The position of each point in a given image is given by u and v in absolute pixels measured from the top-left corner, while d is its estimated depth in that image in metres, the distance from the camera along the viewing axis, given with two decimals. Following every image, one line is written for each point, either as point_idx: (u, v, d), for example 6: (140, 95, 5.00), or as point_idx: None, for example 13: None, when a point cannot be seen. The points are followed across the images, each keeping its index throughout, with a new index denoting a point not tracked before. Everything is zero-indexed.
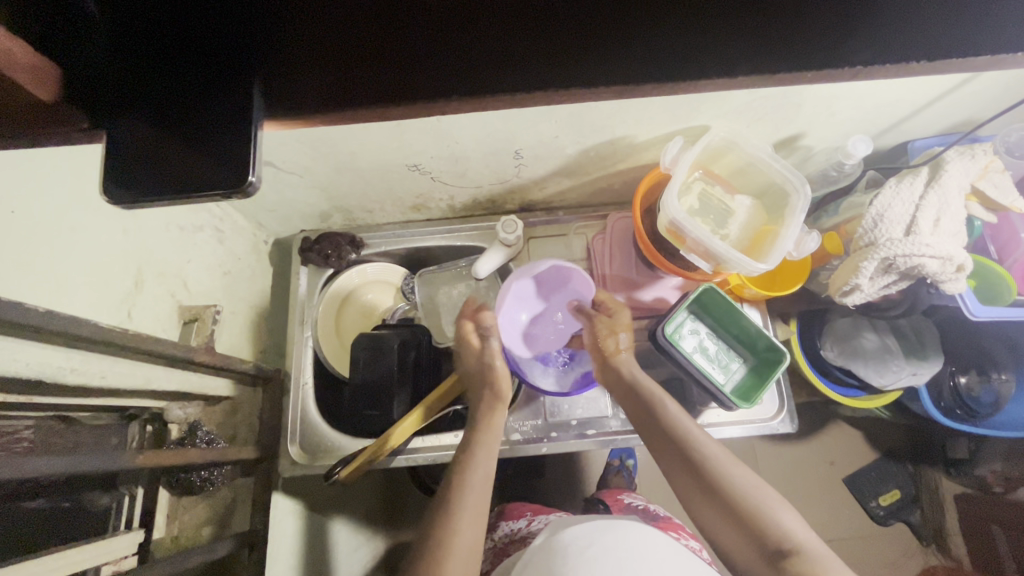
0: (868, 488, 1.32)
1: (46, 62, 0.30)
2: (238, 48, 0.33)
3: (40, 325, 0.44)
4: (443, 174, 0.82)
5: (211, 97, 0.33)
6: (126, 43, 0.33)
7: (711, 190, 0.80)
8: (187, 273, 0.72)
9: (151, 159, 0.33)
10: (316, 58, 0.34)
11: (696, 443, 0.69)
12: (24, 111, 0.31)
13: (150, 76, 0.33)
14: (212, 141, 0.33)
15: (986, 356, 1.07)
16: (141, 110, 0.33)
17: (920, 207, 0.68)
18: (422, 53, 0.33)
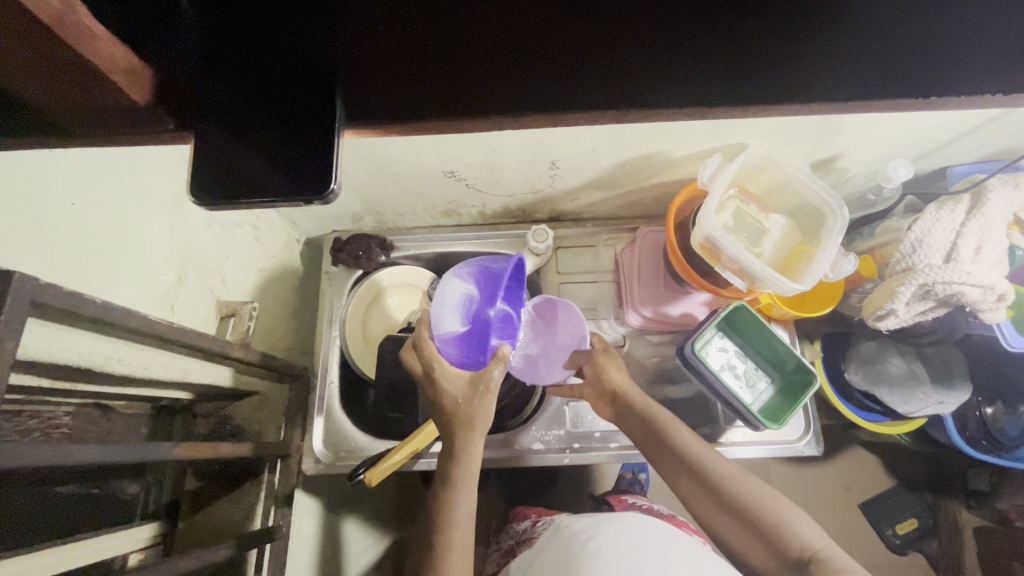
0: (885, 516, 1.30)
1: (143, 66, 0.36)
2: (323, 62, 0.39)
3: (100, 317, 0.46)
4: (478, 181, 0.83)
5: (294, 102, 0.39)
6: (207, 54, 0.38)
7: (745, 208, 0.80)
8: (226, 269, 0.73)
9: (224, 162, 0.38)
10: (390, 79, 0.40)
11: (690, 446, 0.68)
12: (123, 108, 0.37)
13: (226, 79, 0.38)
14: (290, 143, 0.38)
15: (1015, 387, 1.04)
16: (219, 119, 0.38)
17: (961, 234, 0.68)
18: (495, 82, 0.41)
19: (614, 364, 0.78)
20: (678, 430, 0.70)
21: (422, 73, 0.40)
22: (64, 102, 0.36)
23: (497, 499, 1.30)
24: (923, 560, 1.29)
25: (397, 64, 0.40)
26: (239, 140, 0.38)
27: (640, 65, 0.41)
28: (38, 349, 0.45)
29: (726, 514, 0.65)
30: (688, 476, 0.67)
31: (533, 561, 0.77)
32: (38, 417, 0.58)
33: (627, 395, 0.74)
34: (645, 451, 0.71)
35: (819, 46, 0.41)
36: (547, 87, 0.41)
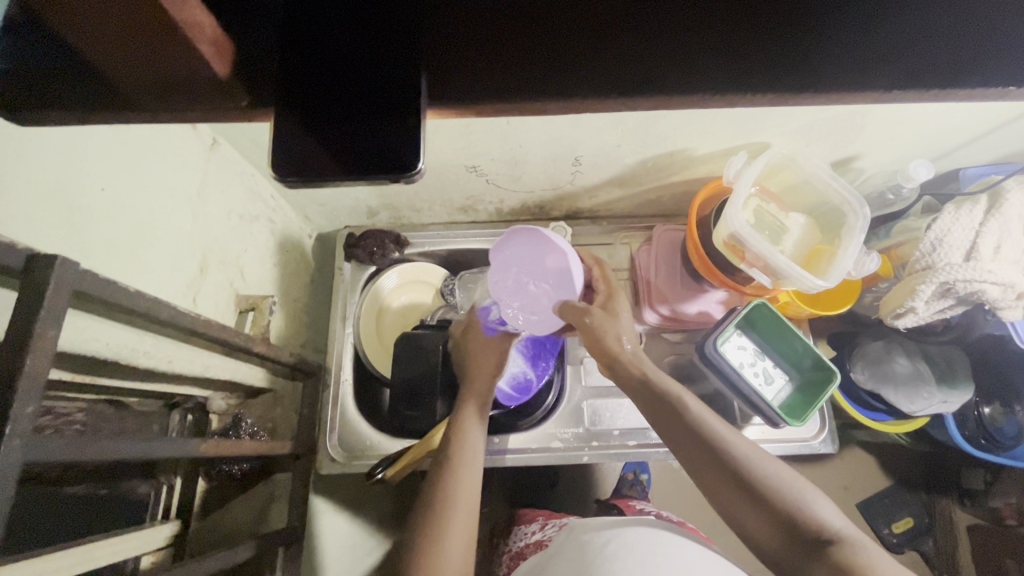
0: (883, 515, 1.32)
1: (228, 39, 0.31)
2: (405, 34, 0.34)
3: (131, 308, 0.44)
4: (498, 177, 0.82)
5: (377, 81, 0.33)
6: (293, 31, 0.33)
7: (766, 207, 0.80)
8: (243, 262, 0.71)
9: (300, 150, 0.33)
10: (478, 55, 0.35)
11: (696, 413, 0.63)
12: (198, 84, 0.32)
13: (305, 57, 0.33)
14: (378, 128, 0.33)
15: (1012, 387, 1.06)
16: (302, 101, 0.33)
17: (980, 234, 0.69)
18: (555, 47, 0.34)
19: (612, 324, 0.71)
20: (688, 402, 0.65)
21: (489, 47, 0.34)
22: (124, 72, 0.31)
23: (500, 500, 1.29)
24: (919, 558, 1.31)
25: (482, 40, 0.34)
26: (315, 125, 0.33)
27: (673, 52, 0.34)
28: (69, 340, 0.43)
29: (738, 491, 0.59)
30: (690, 439, 0.62)
31: (547, 563, 0.76)
32: (53, 413, 0.55)
33: (631, 360, 0.69)
34: (649, 415, 0.66)
35: (870, 24, 0.34)
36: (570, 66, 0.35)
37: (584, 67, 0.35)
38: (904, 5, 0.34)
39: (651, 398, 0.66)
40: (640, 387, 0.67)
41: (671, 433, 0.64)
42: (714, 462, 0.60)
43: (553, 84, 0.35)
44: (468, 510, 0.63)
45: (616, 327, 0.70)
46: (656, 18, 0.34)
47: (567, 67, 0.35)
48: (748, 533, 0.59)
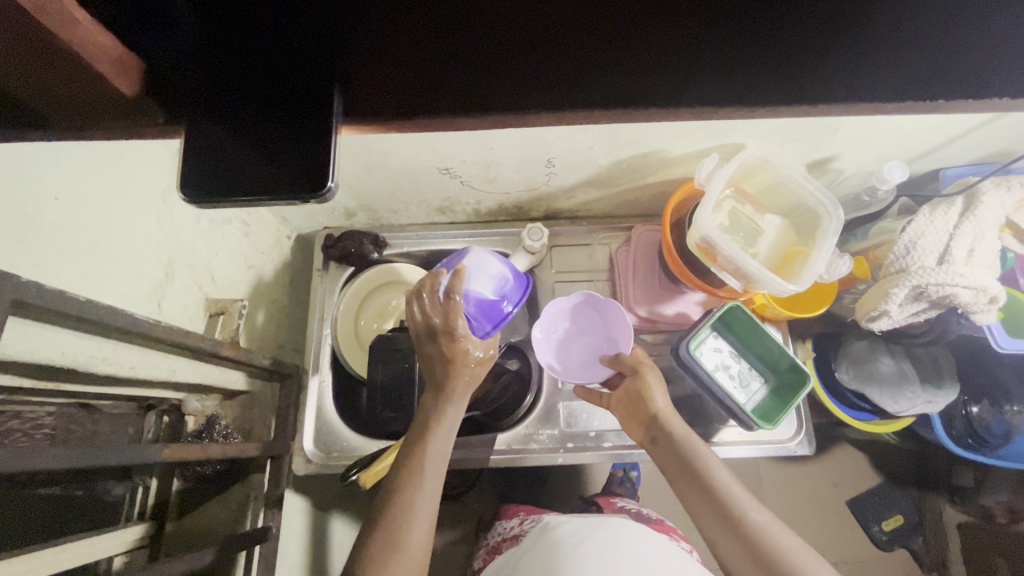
0: (872, 513, 1.31)
1: (134, 59, 0.38)
2: (313, 59, 0.42)
3: (82, 316, 0.44)
4: (473, 178, 0.82)
5: (291, 99, 0.42)
6: (208, 50, 0.41)
7: (741, 208, 0.79)
8: (215, 265, 0.71)
9: (223, 158, 0.42)
10: (380, 85, 0.43)
11: (706, 463, 0.67)
12: (115, 101, 0.39)
13: (233, 81, 0.41)
14: (296, 145, 0.42)
15: (999, 386, 1.06)
16: (218, 116, 0.42)
17: (954, 236, 0.68)
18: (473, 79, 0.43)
19: (653, 377, 0.74)
20: (715, 468, 0.67)
21: (399, 76, 0.43)
22: (47, 94, 0.38)
23: (488, 497, 1.30)
24: (908, 555, 1.30)
25: (387, 62, 0.43)
26: (235, 136, 0.42)
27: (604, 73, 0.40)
28: (20, 349, 0.43)
29: (749, 560, 0.62)
30: (693, 485, 0.66)
31: (519, 561, 0.75)
32: (20, 419, 0.56)
33: (666, 422, 0.71)
34: (661, 459, 0.70)
35: (831, 65, 0.45)
36: (501, 102, 0.45)
37: (519, 88, 0.44)
38: (832, 48, 0.44)
39: (664, 441, 0.70)
40: (657, 432, 0.71)
41: (677, 476, 0.68)
42: (716, 509, 0.64)
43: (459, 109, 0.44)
44: (425, 529, 0.63)
45: (657, 386, 0.73)
46: None
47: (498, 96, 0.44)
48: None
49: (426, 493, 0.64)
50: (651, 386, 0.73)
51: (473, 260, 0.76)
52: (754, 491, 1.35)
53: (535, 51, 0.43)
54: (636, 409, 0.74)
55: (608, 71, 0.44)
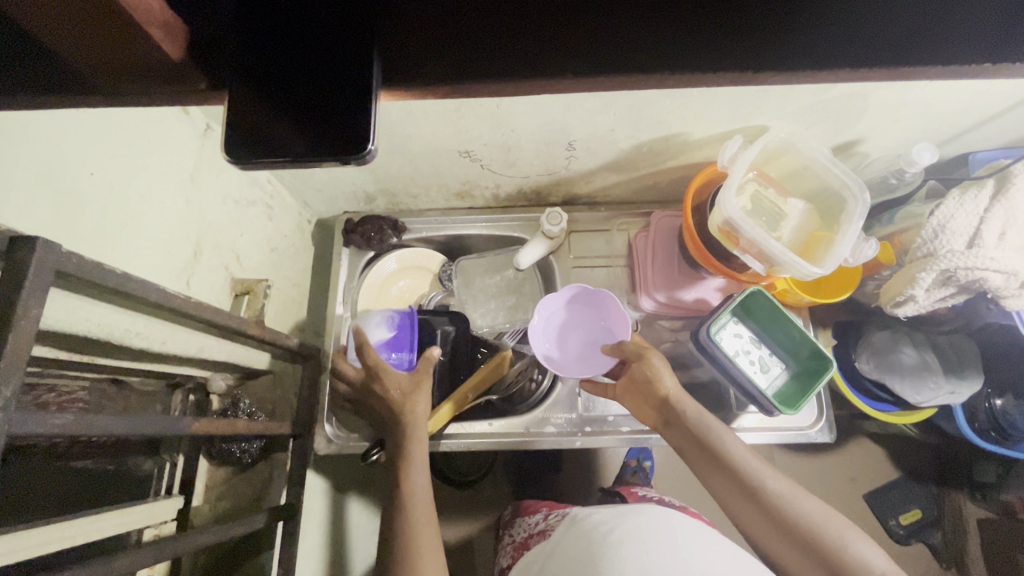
0: (890, 506, 1.30)
1: (179, 22, 0.32)
2: (354, 13, 0.35)
3: (118, 287, 0.45)
4: (492, 162, 0.81)
5: (328, 61, 0.35)
6: (247, 13, 0.34)
7: (764, 192, 0.79)
8: (239, 246, 0.72)
9: (264, 132, 0.35)
10: (419, 26, 0.35)
11: (732, 449, 0.65)
12: (159, 70, 0.33)
13: (268, 38, 0.34)
14: (331, 113, 0.35)
15: None
16: (261, 85, 0.35)
17: (984, 220, 0.67)
18: (515, 25, 0.35)
19: (661, 362, 0.71)
20: (730, 444, 0.66)
21: (435, 27, 0.35)
22: (87, 63, 0.33)
23: (502, 484, 1.31)
24: (926, 550, 1.29)
25: (429, 16, 0.35)
26: (283, 111, 0.35)
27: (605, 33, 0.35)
28: (59, 319, 0.45)
29: (777, 533, 0.61)
30: (722, 473, 0.65)
31: (554, 555, 0.76)
32: (54, 391, 0.57)
33: (678, 402, 0.69)
34: (683, 448, 0.68)
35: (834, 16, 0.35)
36: (541, 51, 0.36)
37: (542, 35, 0.35)
38: None
39: (687, 431, 0.68)
40: (677, 422, 0.69)
41: (705, 466, 0.67)
42: (750, 496, 0.63)
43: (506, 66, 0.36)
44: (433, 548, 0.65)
45: (663, 367, 0.70)
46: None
47: (536, 50, 0.36)
48: (781, 563, 0.63)
49: (421, 508, 0.68)
50: (661, 370, 0.71)
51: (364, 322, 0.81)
52: None
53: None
54: (652, 399, 0.72)
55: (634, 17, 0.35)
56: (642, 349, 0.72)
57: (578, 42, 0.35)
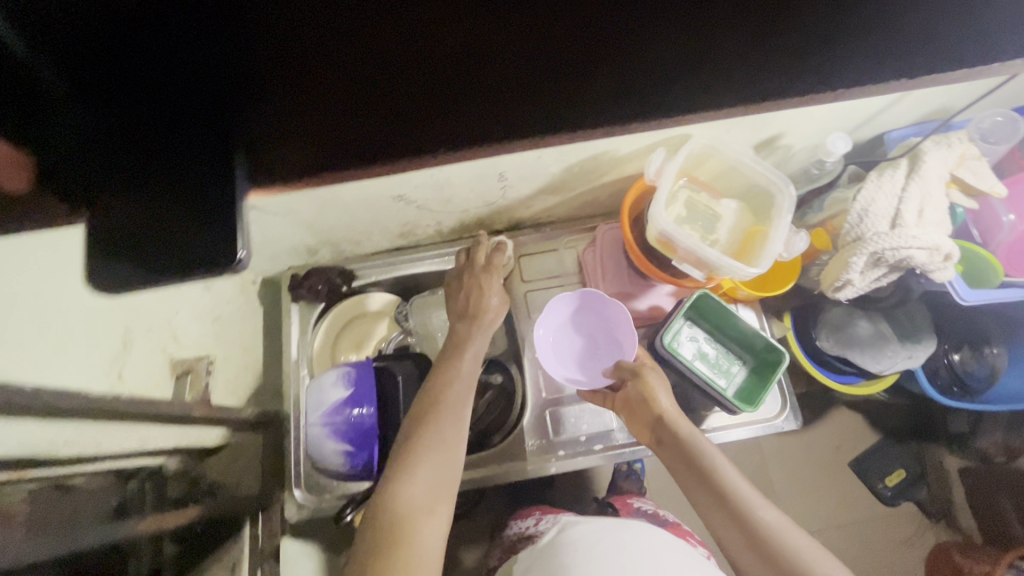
0: (873, 469, 1.34)
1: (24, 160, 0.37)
2: (218, 122, 0.39)
3: (23, 407, 0.42)
4: (428, 202, 0.81)
5: (190, 166, 0.38)
6: (110, 130, 0.38)
7: (696, 196, 0.80)
8: (177, 324, 0.70)
9: (136, 238, 0.37)
10: (273, 127, 0.41)
11: (720, 471, 0.66)
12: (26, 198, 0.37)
13: (132, 153, 0.38)
14: (194, 215, 0.37)
15: (979, 333, 1.09)
16: (131, 196, 0.38)
17: (903, 199, 0.69)
18: (371, 124, 0.42)
19: (659, 382, 0.73)
20: (724, 469, 0.66)
21: (301, 127, 0.41)
22: None
23: (497, 509, 1.29)
24: (914, 507, 1.32)
25: (294, 121, 0.41)
26: (152, 218, 0.37)
27: (451, 112, 0.42)
28: None
29: (756, 559, 0.61)
30: (706, 494, 0.65)
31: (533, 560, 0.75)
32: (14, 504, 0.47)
33: (671, 423, 0.70)
34: (674, 468, 0.69)
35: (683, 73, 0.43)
36: (401, 138, 0.43)
37: (400, 124, 0.42)
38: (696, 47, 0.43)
39: (679, 450, 0.69)
40: (670, 441, 0.70)
41: (689, 484, 0.67)
42: (730, 517, 0.63)
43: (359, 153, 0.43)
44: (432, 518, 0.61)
45: (658, 385, 0.73)
46: (439, 91, 0.41)
47: (393, 141, 0.43)
48: None
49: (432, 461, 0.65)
50: (659, 391, 0.72)
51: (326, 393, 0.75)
52: (758, 465, 1.35)
53: (410, 90, 0.41)
54: (648, 419, 0.73)
55: (492, 97, 0.42)
56: (637, 369, 0.75)
57: (408, 120, 0.42)
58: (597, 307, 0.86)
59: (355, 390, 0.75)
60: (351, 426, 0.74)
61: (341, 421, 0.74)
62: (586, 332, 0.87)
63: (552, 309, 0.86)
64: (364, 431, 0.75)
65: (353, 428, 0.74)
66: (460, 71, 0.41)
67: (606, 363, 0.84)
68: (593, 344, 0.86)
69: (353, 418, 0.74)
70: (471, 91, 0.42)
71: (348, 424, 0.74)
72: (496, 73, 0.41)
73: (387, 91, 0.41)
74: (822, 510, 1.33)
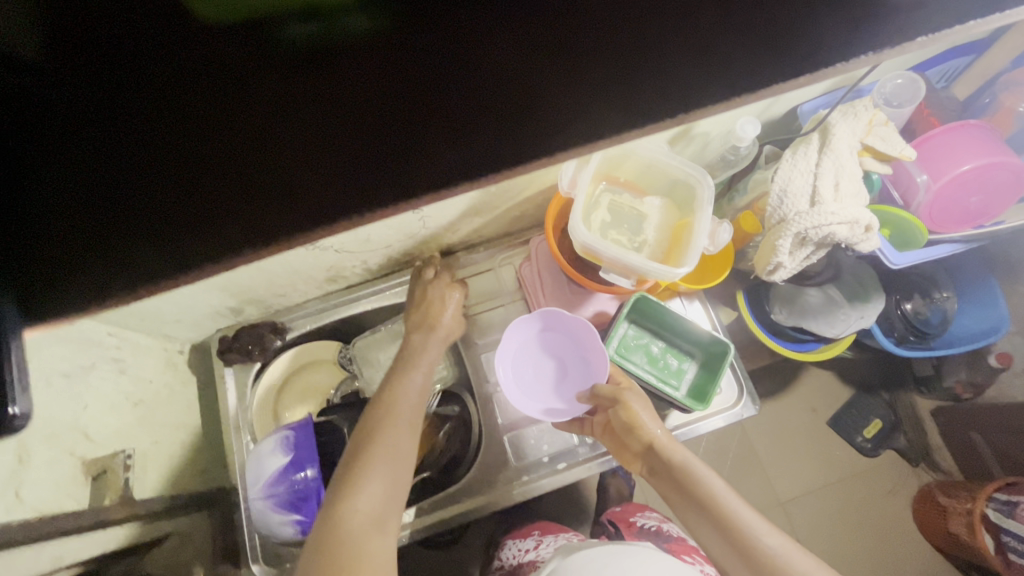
0: (853, 426, 1.34)
1: None
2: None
3: None
4: (345, 244, 0.77)
5: None
6: None
7: (619, 199, 0.78)
8: (86, 420, 0.65)
9: None
10: (68, 222, 0.24)
11: (715, 492, 0.64)
12: None
13: None
14: None
15: (926, 280, 1.11)
16: None
17: (818, 175, 0.68)
18: (203, 195, 0.24)
19: (641, 407, 0.73)
20: (720, 492, 0.64)
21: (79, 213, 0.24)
22: None
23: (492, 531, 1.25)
24: (895, 456, 1.33)
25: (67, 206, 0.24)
26: None
27: (331, 154, 0.24)
28: None
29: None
30: (701, 516, 0.64)
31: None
32: None
33: (663, 449, 0.70)
34: (670, 496, 0.68)
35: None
36: (253, 214, 0.24)
37: (251, 187, 0.24)
38: None
39: (672, 475, 0.68)
40: (663, 469, 0.70)
41: (686, 510, 0.66)
42: (724, 536, 0.61)
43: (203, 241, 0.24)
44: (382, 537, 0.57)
45: (642, 410, 0.73)
46: (303, 125, 0.24)
47: (238, 220, 0.24)
48: None
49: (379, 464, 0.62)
50: (642, 413, 0.73)
51: (261, 463, 0.71)
52: (740, 441, 1.35)
53: (255, 135, 0.24)
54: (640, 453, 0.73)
55: (396, 128, 0.24)
56: (615, 396, 0.74)
57: (266, 195, 0.24)
58: (562, 328, 0.83)
59: (293, 454, 0.71)
60: (290, 493, 0.70)
61: (280, 491, 0.70)
62: (554, 354, 0.84)
63: (515, 335, 0.83)
64: (308, 495, 0.70)
65: (293, 494, 0.70)
66: (333, 89, 0.25)
67: (578, 385, 0.82)
68: (563, 365, 0.84)
69: (292, 485, 0.70)
70: (359, 118, 0.24)
71: (294, 492, 0.70)
72: (396, 91, 0.25)
73: (259, 152, 0.24)
74: (810, 475, 1.34)
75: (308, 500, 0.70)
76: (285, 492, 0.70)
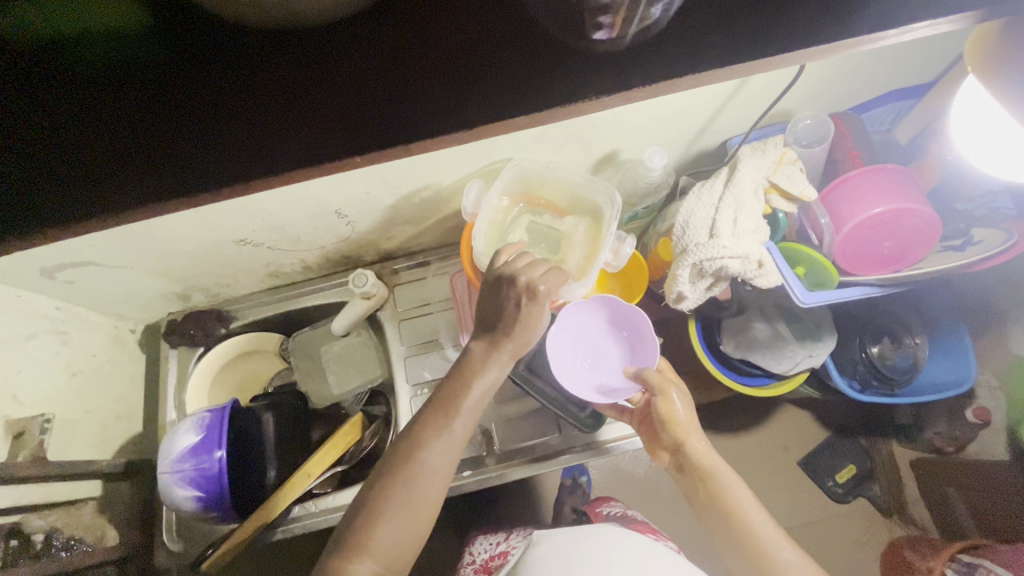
0: (824, 466, 1.23)
1: None
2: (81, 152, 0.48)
3: None
4: (276, 242, 0.82)
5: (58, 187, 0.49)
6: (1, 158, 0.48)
7: (537, 219, 0.82)
8: (17, 384, 0.72)
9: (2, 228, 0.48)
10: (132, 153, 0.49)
11: (738, 503, 0.67)
12: None
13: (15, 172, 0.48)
14: None
15: (898, 324, 1.06)
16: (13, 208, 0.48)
17: (719, 209, 0.70)
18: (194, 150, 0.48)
19: (680, 403, 0.73)
20: (742, 503, 0.67)
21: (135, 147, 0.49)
22: None
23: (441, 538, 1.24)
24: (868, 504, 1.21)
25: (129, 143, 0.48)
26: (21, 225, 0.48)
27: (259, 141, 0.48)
28: None
29: None
30: (719, 523, 0.68)
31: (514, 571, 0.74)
32: None
33: (691, 451, 0.71)
34: (690, 493, 0.72)
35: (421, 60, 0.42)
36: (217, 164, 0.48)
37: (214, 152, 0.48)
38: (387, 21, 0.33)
39: (697, 476, 0.71)
40: (688, 467, 0.72)
41: (704, 511, 0.70)
42: (736, 546, 0.65)
43: (145, 198, 0.48)
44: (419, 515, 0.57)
45: (682, 407, 0.71)
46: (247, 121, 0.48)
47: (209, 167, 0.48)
48: None
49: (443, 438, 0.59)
50: (679, 410, 0.72)
51: (174, 443, 0.76)
52: None
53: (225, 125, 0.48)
54: (670, 446, 0.74)
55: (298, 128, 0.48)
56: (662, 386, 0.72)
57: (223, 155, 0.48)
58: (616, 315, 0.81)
59: (205, 436, 0.76)
60: (197, 473, 0.74)
61: (186, 471, 0.74)
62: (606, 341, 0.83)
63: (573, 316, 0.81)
64: (214, 475, 0.75)
65: (201, 475, 0.74)
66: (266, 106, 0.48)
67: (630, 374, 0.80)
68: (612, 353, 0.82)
69: (201, 466, 0.74)
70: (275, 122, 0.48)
71: (199, 469, 0.74)
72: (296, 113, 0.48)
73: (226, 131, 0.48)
74: None
75: (214, 480, 0.75)
76: (192, 470, 0.74)
